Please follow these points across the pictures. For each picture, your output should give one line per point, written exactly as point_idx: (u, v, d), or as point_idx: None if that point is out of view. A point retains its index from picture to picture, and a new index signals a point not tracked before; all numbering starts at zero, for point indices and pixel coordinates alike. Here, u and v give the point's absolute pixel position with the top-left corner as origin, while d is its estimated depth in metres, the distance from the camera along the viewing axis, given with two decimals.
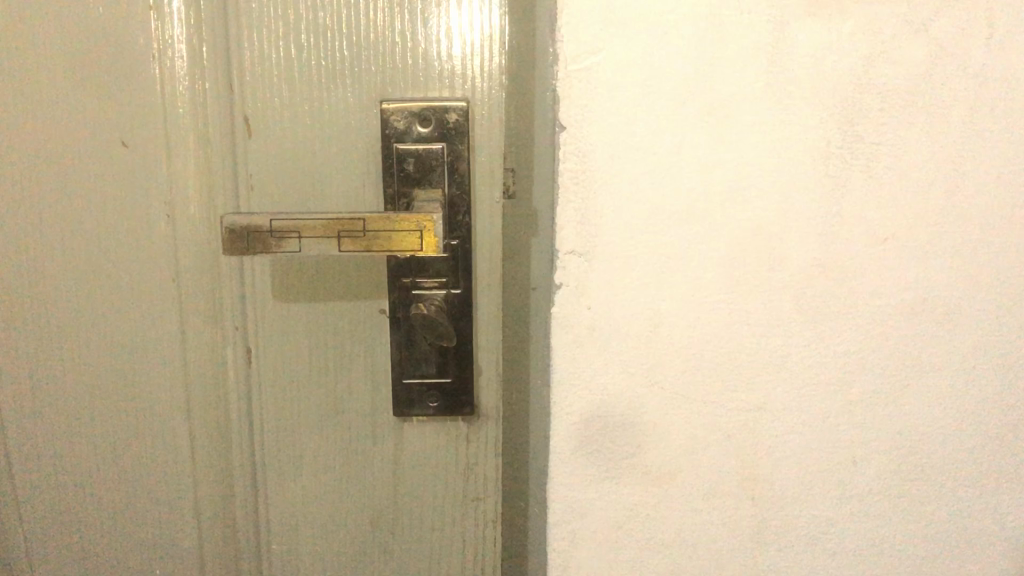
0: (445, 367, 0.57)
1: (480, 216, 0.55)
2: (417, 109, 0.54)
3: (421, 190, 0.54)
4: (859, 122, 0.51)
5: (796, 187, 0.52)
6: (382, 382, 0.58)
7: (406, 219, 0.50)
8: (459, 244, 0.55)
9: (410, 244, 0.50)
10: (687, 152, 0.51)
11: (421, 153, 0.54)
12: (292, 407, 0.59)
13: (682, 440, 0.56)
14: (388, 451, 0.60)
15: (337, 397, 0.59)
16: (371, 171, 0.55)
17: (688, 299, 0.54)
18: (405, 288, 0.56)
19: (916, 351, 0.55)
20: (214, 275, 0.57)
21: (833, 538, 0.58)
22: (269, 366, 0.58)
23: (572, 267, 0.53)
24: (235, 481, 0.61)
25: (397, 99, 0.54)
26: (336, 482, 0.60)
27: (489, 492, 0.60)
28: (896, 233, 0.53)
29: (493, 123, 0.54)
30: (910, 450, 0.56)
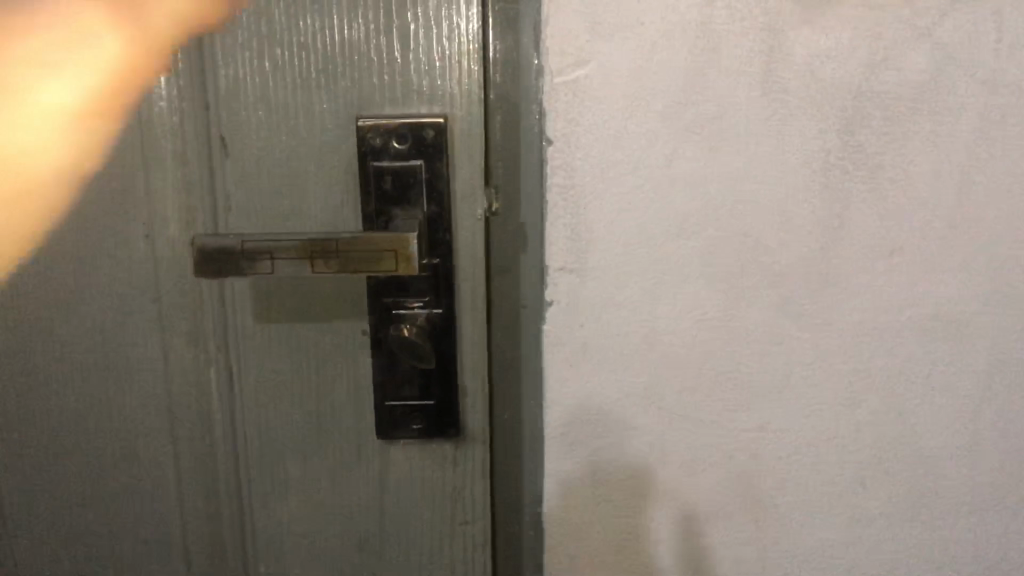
0: (430, 392, 0.54)
1: (463, 233, 0.51)
2: (394, 124, 0.50)
3: (398, 208, 0.50)
4: (862, 131, 0.50)
5: (796, 200, 0.50)
6: (365, 407, 0.55)
7: (380, 239, 0.48)
8: (440, 264, 0.52)
9: (384, 266, 0.48)
10: (682, 164, 0.50)
11: (398, 169, 0.50)
12: (276, 432, 0.56)
13: (682, 462, 0.54)
14: (373, 476, 0.56)
15: (321, 425, 0.56)
16: (348, 189, 0.52)
17: (687, 317, 0.52)
18: (386, 311, 0.52)
19: (926, 369, 0.53)
20: (194, 298, 0.55)
21: (842, 561, 0.56)
22: (252, 392, 0.56)
23: (563, 284, 0.52)
24: (221, 509, 0.58)
25: (373, 114, 0.50)
26: (323, 510, 0.57)
27: (478, 518, 0.56)
28: (902, 246, 0.51)
29: (474, 135, 0.50)
30: (921, 470, 0.55)
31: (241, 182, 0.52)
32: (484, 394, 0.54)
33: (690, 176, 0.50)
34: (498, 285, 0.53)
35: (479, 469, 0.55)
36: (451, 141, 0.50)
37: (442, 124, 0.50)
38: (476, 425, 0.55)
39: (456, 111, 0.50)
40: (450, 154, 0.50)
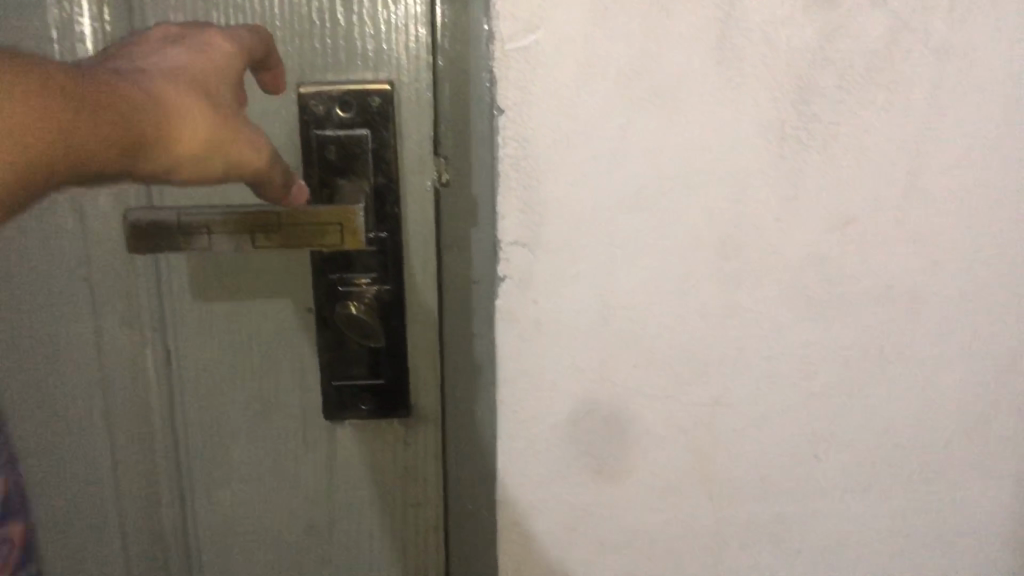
0: (379, 369, 0.53)
1: (412, 206, 0.50)
2: (338, 92, 0.48)
3: (344, 180, 0.49)
4: (816, 101, 0.49)
5: (750, 171, 0.50)
6: (310, 386, 0.54)
7: (326, 212, 0.45)
8: (388, 237, 0.51)
9: (330, 241, 0.46)
10: (635, 135, 0.48)
11: (343, 140, 0.49)
12: (216, 414, 0.54)
13: (637, 438, 0.54)
14: (322, 457, 0.55)
15: (266, 406, 0.54)
16: (288, 161, 0.49)
17: (641, 290, 0.51)
18: (332, 284, 0.51)
19: (879, 342, 0.53)
20: (128, 275, 0.52)
21: (795, 533, 0.56)
22: (191, 375, 0.53)
23: (516, 257, 0.50)
24: (162, 493, 0.56)
25: (314, 81, 0.48)
26: (268, 493, 0.56)
27: (430, 497, 0.56)
28: (856, 217, 0.51)
29: (422, 106, 0.49)
30: (872, 442, 0.55)
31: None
32: (434, 369, 0.54)
33: (643, 147, 0.49)
34: (446, 259, 0.52)
35: (432, 445, 0.55)
36: (398, 111, 0.49)
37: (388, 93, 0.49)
38: (425, 400, 0.54)
39: (401, 80, 0.49)
40: (397, 123, 0.49)
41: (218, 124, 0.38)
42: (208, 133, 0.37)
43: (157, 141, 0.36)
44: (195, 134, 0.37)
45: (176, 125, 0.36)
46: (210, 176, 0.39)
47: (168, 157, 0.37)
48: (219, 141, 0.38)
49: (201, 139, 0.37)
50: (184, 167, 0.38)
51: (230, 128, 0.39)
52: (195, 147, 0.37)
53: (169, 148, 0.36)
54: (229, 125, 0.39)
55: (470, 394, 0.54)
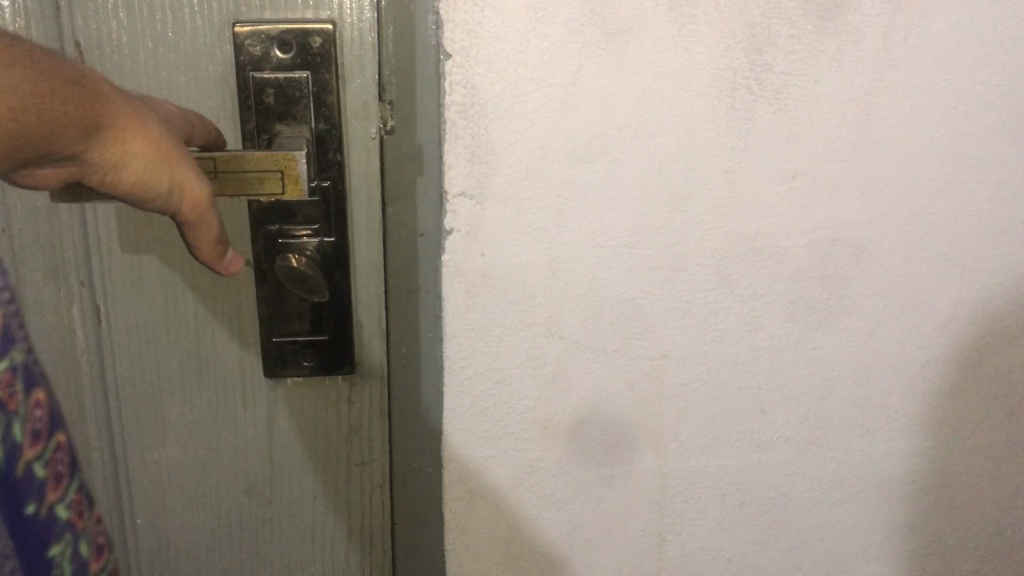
0: (320, 321, 0.51)
1: (354, 156, 0.48)
2: (276, 32, 0.45)
3: (284, 126, 0.46)
4: (768, 50, 0.48)
5: (700, 122, 0.49)
6: (249, 339, 0.51)
7: (264, 158, 0.42)
8: (329, 186, 0.48)
9: (268, 188, 0.43)
10: (585, 82, 0.47)
11: (282, 84, 0.46)
12: (150, 371, 0.51)
13: (584, 394, 0.53)
14: (260, 412, 0.53)
15: (202, 363, 0.51)
16: (226, 107, 0.46)
17: (589, 243, 0.50)
18: (271, 235, 0.48)
19: (824, 295, 0.53)
20: (54, 228, 0.48)
21: (740, 486, 0.57)
22: (121, 332, 0.50)
23: (463, 210, 0.48)
24: (92, 456, 0.53)
25: (250, 20, 0.45)
26: (205, 450, 0.54)
27: (374, 452, 0.54)
28: (805, 168, 0.50)
29: (364, 47, 0.46)
30: (815, 395, 0.55)
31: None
32: (376, 320, 0.52)
33: (593, 95, 0.47)
34: (390, 210, 0.49)
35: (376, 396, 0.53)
36: (339, 55, 0.46)
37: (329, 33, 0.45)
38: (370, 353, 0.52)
39: (343, 18, 0.46)
40: (338, 65, 0.46)
41: (174, 148, 0.36)
42: (159, 143, 0.36)
43: (116, 126, 0.34)
44: (151, 135, 0.35)
45: (129, 120, 0.35)
46: (151, 188, 0.35)
47: (116, 148, 0.34)
48: (167, 153, 0.36)
49: (154, 143, 0.35)
50: (129, 166, 0.35)
51: (179, 152, 0.36)
52: (147, 148, 0.35)
53: (121, 139, 0.34)
54: (178, 148, 0.37)
55: (413, 357, 0.51)
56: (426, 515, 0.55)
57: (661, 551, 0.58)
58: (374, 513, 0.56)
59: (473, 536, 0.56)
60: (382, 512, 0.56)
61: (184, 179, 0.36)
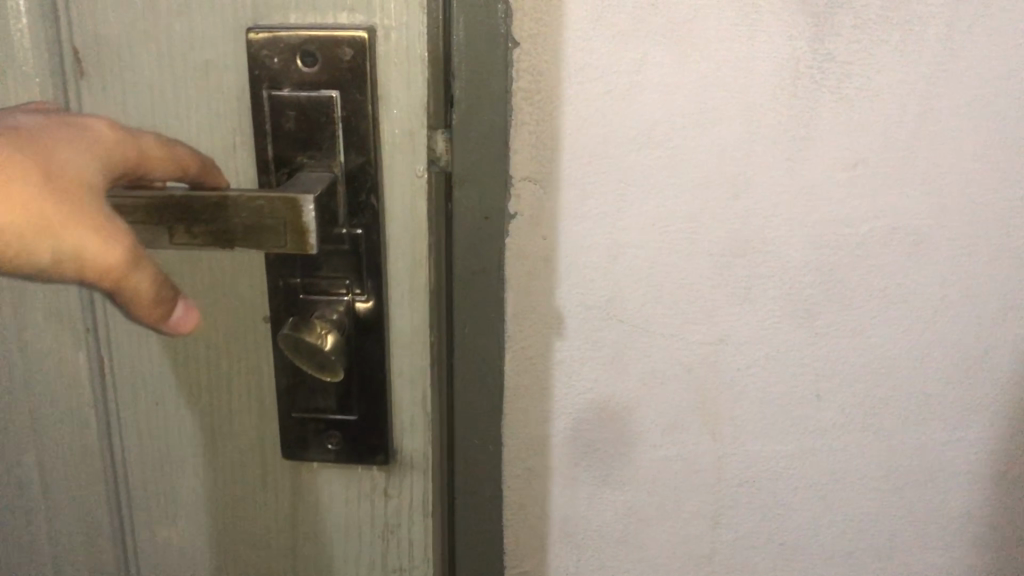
0: (347, 400, 0.41)
1: (394, 197, 0.38)
2: (298, 40, 0.36)
3: (307, 161, 0.37)
4: (831, 40, 0.48)
5: (763, 110, 0.49)
6: (269, 429, 0.42)
7: (263, 202, 0.33)
8: (362, 236, 0.38)
9: (272, 242, 0.33)
10: (650, 71, 0.48)
11: (303, 107, 0.37)
12: (162, 460, 0.43)
13: (642, 377, 0.54)
14: (285, 512, 0.44)
15: (215, 430, 0.43)
16: (245, 133, 0.38)
17: (650, 229, 0.51)
18: (291, 291, 0.39)
19: (883, 284, 0.54)
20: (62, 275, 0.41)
21: (796, 472, 0.58)
22: (127, 390, 0.43)
23: (526, 195, 0.50)
24: (106, 542, 0.46)
25: (268, 25, 0.36)
26: (228, 561, 0.45)
27: (416, 562, 0.44)
28: (866, 158, 0.51)
29: (410, 59, 0.36)
30: (872, 383, 0.56)
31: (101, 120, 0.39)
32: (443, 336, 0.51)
33: (657, 82, 0.48)
34: (457, 193, 0.48)
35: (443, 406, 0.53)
36: (373, 70, 0.36)
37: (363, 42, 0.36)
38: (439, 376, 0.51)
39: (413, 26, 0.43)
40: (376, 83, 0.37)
41: (54, 202, 0.29)
42: (30, 204, 0.29)
43: None
44: (13, 193, 0.29)
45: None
46: (29, 259, 0.29)
47: None
48: (44, 216, 0.29)
49: (18, 204, 0.29)
50: None
51: (62, 207, 0.30)
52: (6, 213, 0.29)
53: None
54: (63, 200, 0.30)
55: (479, 336, 0.51)
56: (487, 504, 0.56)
57: (715, 535, 0.59)
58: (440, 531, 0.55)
59: (531, 514, 0.57)
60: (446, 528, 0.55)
61: (75, 242, 0.30)
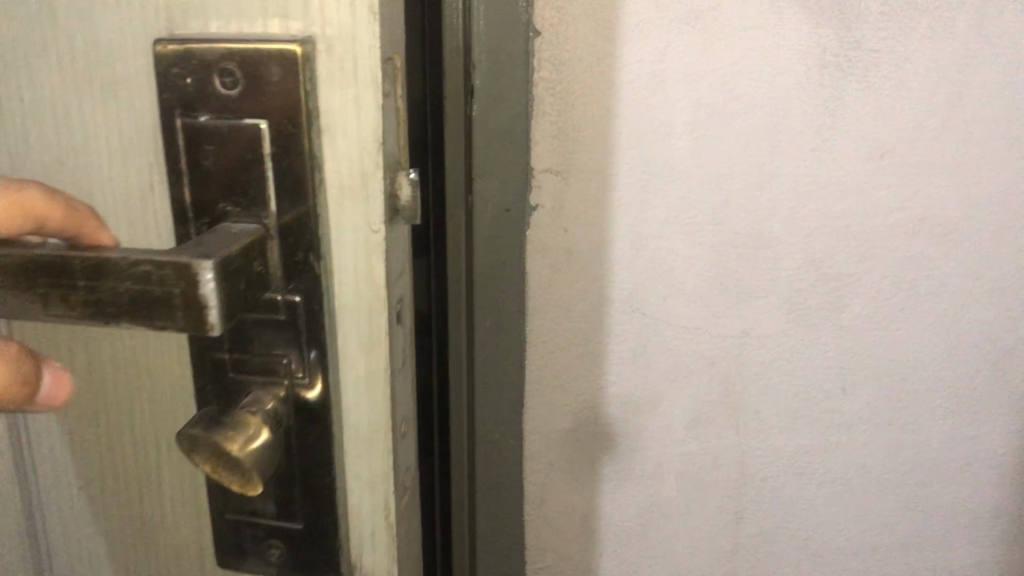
0: (289, 506, 0.34)
1: (347, 256, 0.31)
2: (215, 56, 0.29)
3: (230, 206, 0.30)
4: (858, 28, 0.48)
5: (789, 99, 0.49)
6: (203, 521, 0.37)
7: (155, 271, 0.26)
8: (300, 303, 0.31)
9: (164, 321, 0.26)
10: (673, 61, 0.47)
11: (227, 136, 0.29)
12: (87, 544, 0.39)
13: (665, 370, 0.54)
14: None
15: (145, 517, 0.38)
16: (161, 174, 0.31)
17: (672, 221, 0.51)
18: (219, 368, 0.33)
19: (911, 276, 0.53)
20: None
21: (821, 467, 0.57)
22: (47, 470, 0.38)
23: (547, 186, 0.50)
24: None
25: (184, 35, 0.29)
26: None
27: None
28: (893, 148, 0.50)
29: (363, 108, 0.29)
30: (899, 378, 0.55)
31: (14, 156, 0.33)
32: (463, 326, 0.50)
33: (681, 72, 0.48)
34: (477, 186, 0.48)
35: (462, 398, 0.52)
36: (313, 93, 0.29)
37: (303, 86, 0.29)
38: (456, 365, 0.51)
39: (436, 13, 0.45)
40: (318, 134, 0.29)
41: None
42: None
43: None
44: None
45: None
46: None
47: None
48: None
49: None
50: None
51: None
52: None
53: None
54: None
55: (500, 330, 0.51)
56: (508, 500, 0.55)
57: (738, 531, 0.58)
58: (457, 523, 0.55)
59: (552, 509, 0.57)
60: (463, 521, 0.55)
61: None
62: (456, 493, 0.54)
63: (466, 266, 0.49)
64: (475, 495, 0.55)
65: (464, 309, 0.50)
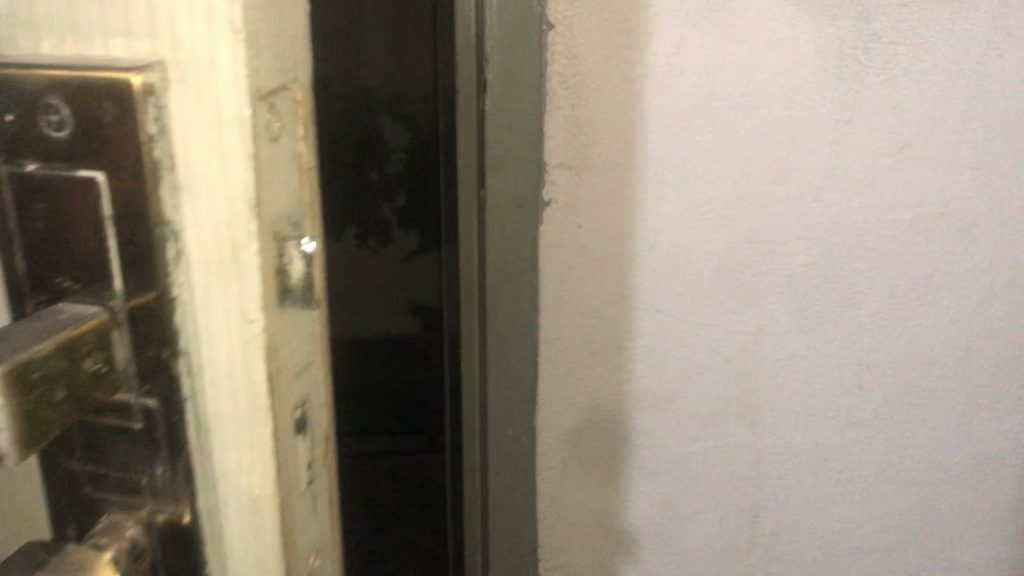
0: None
1: (214, 359, 0.25)
2: (38, 85, 0.23)
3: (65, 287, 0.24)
4: (877, 20, 0.47)
5: (806, 93, 0.48)
6: None
7: None
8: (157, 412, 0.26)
9: None
10: (689, 53, 0.47)
11: (58, 191, 0.24)
12: None
13: (679, 366, 0.53)
14: None
15: None
16: None
17: (687, 216, 0.50)
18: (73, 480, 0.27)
19: (929, 270, 0.53)
20: None
21: (836, 464, 0.57)
22: None
23: (560, 182, 0.49)
24: None
25: (11, 58, 0.24)
26: None
27: None
28: (912, 140, 0.50)
29: (229, 169, 0.23)
30: (916, 372, 0.55)
31: None
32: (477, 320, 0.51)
33: (697, 66, 0.47)
34: (489, 182, 0.47)
35: (474, 391, 0.52)
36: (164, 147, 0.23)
37: (149, 137, 0.23)
38: (469, 359, 0.51)
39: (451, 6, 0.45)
40: (173, 200, 0.24)
41: None
42: None
43: None
44: None
45: None
46: None
47: None
48: None
49: None
50: None
51: None
52: None
53: None
54: None
55: (511, 328, 0.50)
56: (518, 501, 0.54)
57: (754, 529, 0.58)
58: (471, 514, 0.55)
59: (565, 508, 0.56)
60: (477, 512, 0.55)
61: None
62: (469, 482, 0.54)
63: (479, 262, 0.49)
64: (489, 495, 0.54)
65: (477, 304, 0.50)
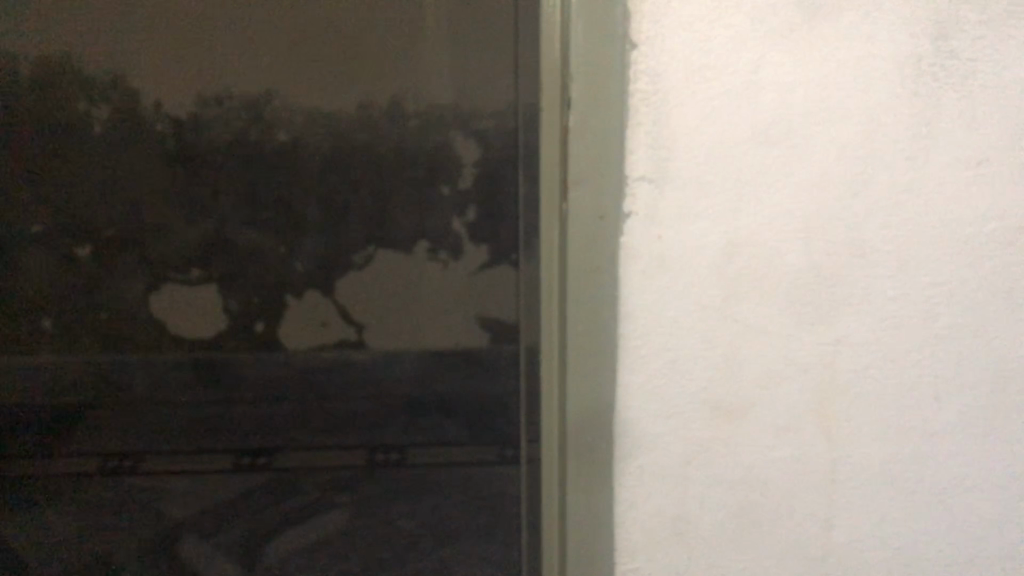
0: None
1: None
2: None
3: None
4: (954, 37, 0.50)
5: (885, 110, 0.50)
6: None
7: None
8: None
9: None
10: (769, 70, 0.49)
11: None
12: None
13: (757, 375, 0.54)
14: None
15: None
16: None
17: (767, 228, 0.51)
18: None
19: (1009, 283, 0.55)
20: None
21: (912, 475, 0.57)
22: None
23: (642, 193, 0.50)
24: None
25: None
26: None
27: None
28: (990, 156, 0.52)
29: None
30: (995, 385, 0.56)
31: None
32: (558, 323, 0.54)
33: (776, 83, 0.49)
34: (573, 192, 0.51)
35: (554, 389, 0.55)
36: None
37: None
38: (549, 361, 0.55)
39: (540, 27, 0.49)
40: None
41: None
42: None
43: None
44: None
45: None
46: None
47: None
48: None
49: None
50: None
51: None
52: None
53: None
54: None
55: (591, 332, 0.52)
56: (594, 500, 0.55)
57: (828, 538, 0.58)
58: (550, 506, 0.57)
59: (643, 514, 0.56)
60: (556, 505, 0.57)
61: None
62: (548, 476, 0.57)
63: (560, 267, 0.52)
64: (565, 493, 0.56)
65: (558, 307, 0.53)
